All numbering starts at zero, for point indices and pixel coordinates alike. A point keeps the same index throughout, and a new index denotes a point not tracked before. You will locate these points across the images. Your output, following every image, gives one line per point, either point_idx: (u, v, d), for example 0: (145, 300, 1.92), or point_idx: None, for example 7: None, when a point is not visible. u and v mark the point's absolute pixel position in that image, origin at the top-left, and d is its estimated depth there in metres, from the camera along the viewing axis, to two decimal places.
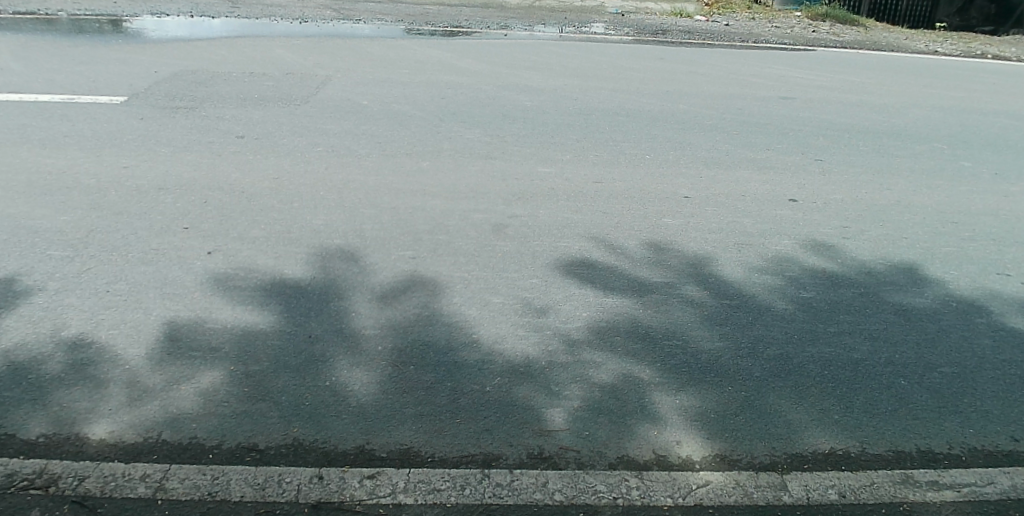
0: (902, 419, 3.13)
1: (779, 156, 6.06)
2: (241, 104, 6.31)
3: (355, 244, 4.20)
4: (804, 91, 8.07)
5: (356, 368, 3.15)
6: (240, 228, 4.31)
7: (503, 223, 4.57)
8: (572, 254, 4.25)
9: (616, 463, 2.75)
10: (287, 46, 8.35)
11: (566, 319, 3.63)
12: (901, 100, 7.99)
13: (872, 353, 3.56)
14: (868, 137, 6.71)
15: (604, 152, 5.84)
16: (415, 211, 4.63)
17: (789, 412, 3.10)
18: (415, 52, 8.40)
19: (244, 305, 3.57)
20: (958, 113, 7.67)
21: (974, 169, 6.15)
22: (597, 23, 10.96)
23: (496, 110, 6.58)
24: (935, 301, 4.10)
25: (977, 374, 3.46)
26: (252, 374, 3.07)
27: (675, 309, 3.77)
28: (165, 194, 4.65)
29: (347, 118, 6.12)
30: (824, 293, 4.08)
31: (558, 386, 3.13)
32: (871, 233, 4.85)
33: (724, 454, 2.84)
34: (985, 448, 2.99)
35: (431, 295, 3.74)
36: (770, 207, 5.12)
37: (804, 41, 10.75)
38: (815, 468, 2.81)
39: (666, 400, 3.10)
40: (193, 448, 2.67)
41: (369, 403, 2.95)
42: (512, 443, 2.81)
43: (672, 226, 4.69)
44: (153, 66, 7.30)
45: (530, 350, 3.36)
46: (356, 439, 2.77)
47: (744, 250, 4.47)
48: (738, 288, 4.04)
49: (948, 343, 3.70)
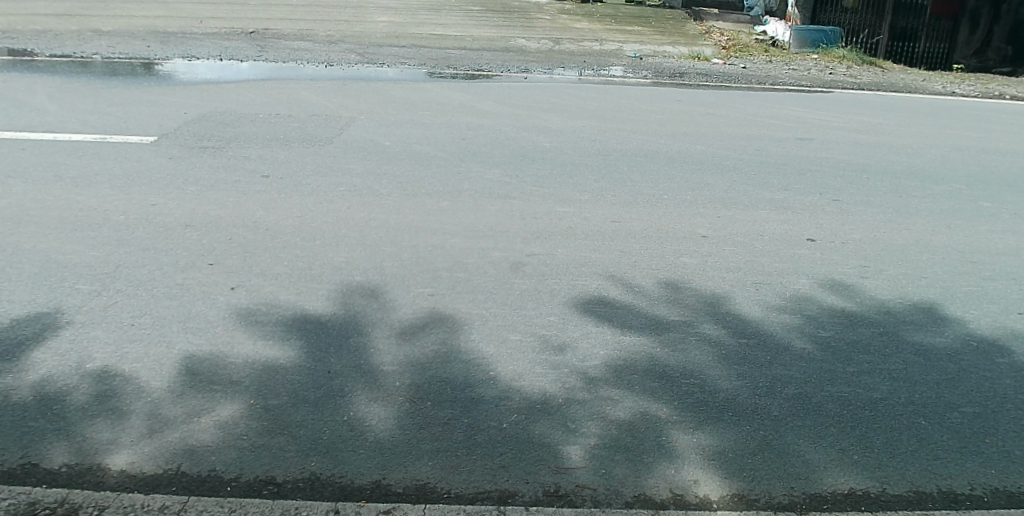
0: (923, 459, 3.10)
1: (796, 197, 6.07)
2: (267, 144, 6.47)
3: (374, 280, 4.26)
4: (821, 131, 8.11)
5: (374, 403, 3.19)
6: (263, 264, 4.40)
7: (522, 261, 4.62)
8: (589, 291, 4.29)
9: (633, 502, 2.74)
10: (313, 89, 8.56)
11: (583, 356, 3.64)
12: (920, 141, 8.00)
13: (892, 393, 3.55)
14: (885, 177, 6.72)
15: (621, 193, 5.88)
16: (434, 249, 4.70)
17: (808, 452, 3.08)
18: (436, 95, 8.58)
19: (264, 339, 3.63)
20: (976, 153, 7.67)
21: (993, 208, 6.14)
22: (615, 67, 11.13)
23: (515, 151, 6.68)
24: (955, 340, 4.08)
25: (999, 414, 3.43)
26: (272, 408, 3.12)
27: (693, 348, 3.77)
28: (191, 231, 4.77)
29: (369, 158, 6.25)
30: (843, 332, 4.07)
31: (575, 423, 3.14)
32: (889, 272, 4.86)
33: (741, 494, 2.82)
34: (1008, 489, 2.93)
35: (449, 332, 3.78)
36: (788, 246, 5.12)
37: (822, 83, 10.85)
38: (834, 508, 2.77)
39: (683, 438, 3.10)
40: (212, 480, 2.70)
41: (386, 438, 2.97)
42: (528, 479, 2.79)
43: (689, 265, 4.72)
44: (182, 107, 7.54)
45: (547, 387, 3.37)
46: (373, 474, 2.77)
47: (762, 289, 4.48)
48: (755, 326, 4.05)
49: (969, 383, 3.67)
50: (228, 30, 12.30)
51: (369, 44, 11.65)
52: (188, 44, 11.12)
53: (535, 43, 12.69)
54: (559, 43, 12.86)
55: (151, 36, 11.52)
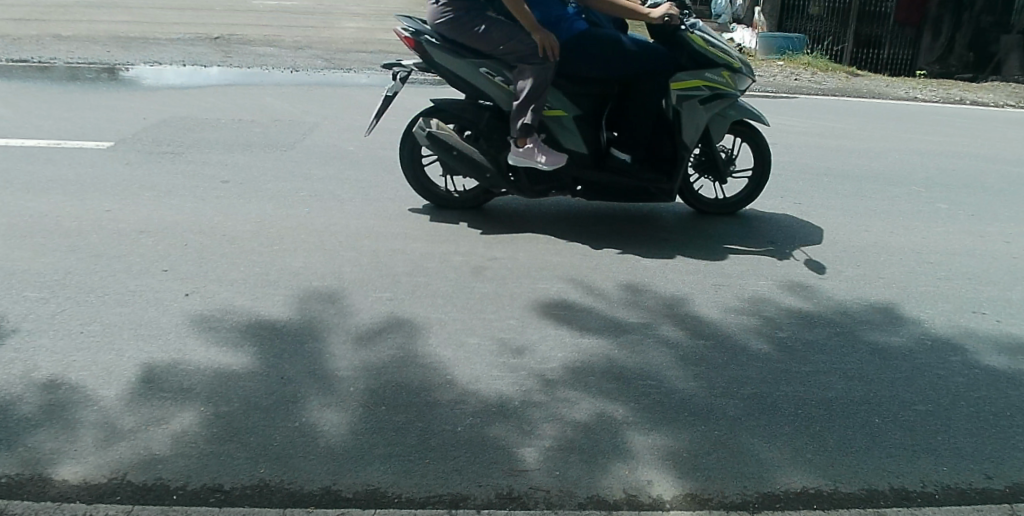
0: (876, 457, 3.13)
1: (757, 201, 6.14)
2: (228, 150, 6.40)
3: (333, 285, 4.23)
4: (784, 136, 8.23)
5: (327, 409, 3.15)
6: (219, 269, 4.34)
7: (482, 265, 4.61)
8: (549, 295, 4.29)
9: (586, 503, 2.72)
10: (277, 95, 8.49)
11: (540, 359, 3.64)
12: (881, 145, 8.14)
13: (846, 392, 3.59)
14: (846, 180, 6.83)
15: (585, 198, 5.90)
16: (395, 253, 4.68)
17: (762, 451, 3.11)
18: (403, 101, 8.56)
19: (218, 346, 3.58)
20: (936, 157, 7.83)
21: (950, 210, 6.26)
22: None
23: None
24: (911, 339, 4.15)
25: (951, 412, 3.49)
26: (223, 415, 3.07)
27: (650, 349, 3.79)
28: (146, 237, 4.70)
29: (332, 164, 6.21)
30: (799, 332, 4.12)
31: (530, 426, 3.13)
32: (847, 273, 4.93)
33: (695, 494, 2.82)
34: (959, 487, 2.97)
35: (407, 336, 3.75)
36: (748, 249, 5.17)
37: (787, 89, 11.01)
38: (786, 507, 2.79)
39: (638, 439, 3.11)
40: (158, 488, 2.63)
41: (338, 443, 2.94)
42: (481, 482, 2.77)
43: (649, 268, 4.74)
44: (142, 112, 7.44)
45: (503, 390, 3.36)
46: (323, 480, 2.73)
47: (721, 291, 4.52)
48: (713, 328, 4.07)
49: (923, 381, 3.73)
50: (194, 36, 12.16)
51: (337, 51, 11.60)
52: (152, 50, 10.99)
53: None
54: None
55: (113, 42, 11.36)
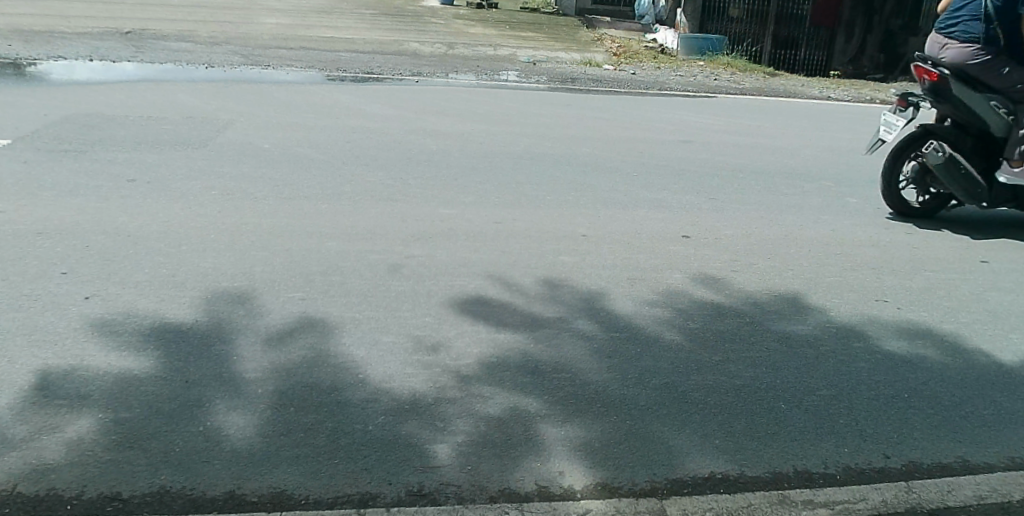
0: (780, 441, 3.26)
1: (674, 197, 6.30)
2: (136, 148, 6.16)
3: (243, 286, 4.12)
4: (701, 134, 8.47)
5: (234, 412, 3.07)
6: (122, 271, 4.17)
7: (399, 263, 4.58)
8: (467, 291, 4.30)
9: (497, 496, 2.73)
10: (191, 91, 8.23)
11: (455, 355, 3.64)
12: (793, 142, 8.47)
13: (754, 379, 3.72)
14: (759, 176, 7.08)
15: (506, 195, 5.93)
16: (309, 253, 4.60)
17: (672, 439, 3.19)
18: (323, 98, 8.41)
19: (119, 350, 3.44)
20: (843, 153, 8.20)
21: (856, 204, 6.57)
22: (509, 72, 11.25)
23: (401, 154, 6.64)
24: (815, 327, 4.33)
25: (851, 396, 3.66)
26: (123, 421, 2.95)
27: (565, 343, 3.84)
28: (43, 238, 4.47)
29: (247, 162, 6.05)
30: (711, 323, 4.25)
31: (443, 422, 3.13)
32: (758, 265, 5.11)
33: (605, 483, 2.87)
34: (857, 467, 3.12)
35: (319, 337, 3.69)
36: (663, 244, 5.30)
37: (707, 88, 11.34)
38: (694, 492, 2.87)
39: (551, 431, 3.15)
40: (50, 499, 2.51)
41: (244, 446, 2.87)
42: (391, 481, 2.74)
43: (567, 263, 4.80)
44: (43, 109, 7.07)
45: (416, 388, 3.34)
46: (228, 484, 2.66)
47: (636, 284, 4.61)
48: (628, 320, 4.16)
49: (826, 367, 3.90)
50: (102, 30, 11.65)
51: (256, 47, 11.31)
52: (56, 44, 10.45)
53: (429, 47, 12.67)
54: (454, 48, 12.89)
55: (13, 35, 10.77)
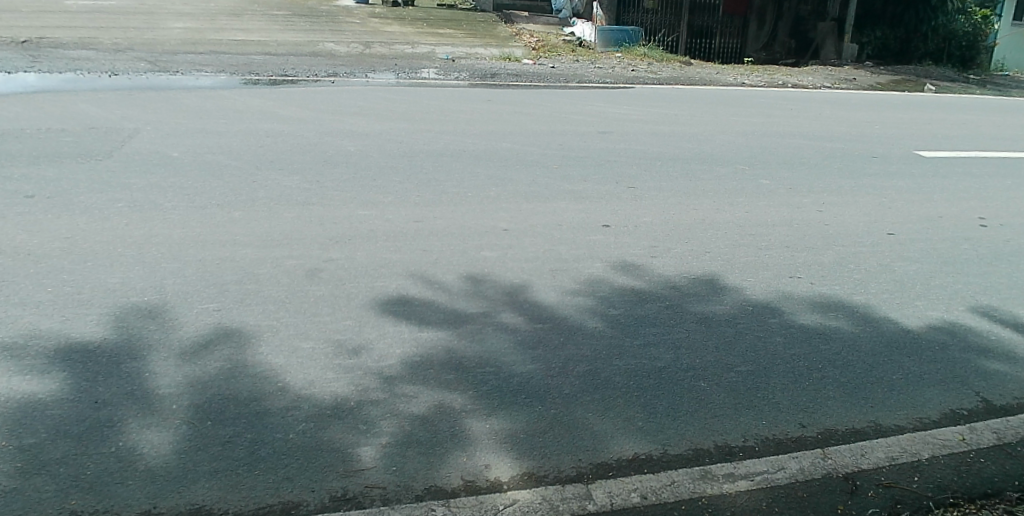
0: (701, 418, 3.37)
1: (594, 187, 6.40)
2: (33, 162, 5.87)
3: (154, 300, 3.98)
4: (619, 124, 8.63)
5: (148, 429, 2.97)
6: (22, 291, 3.97)
7: (318, 267, 4.51)
8: (388, 292, 4.27)
9: (424, 494, 2.73)
10: (92, 101, 7.88)
11: (378, 357, 3.62)
12: (708, 128, 8.72)
13: (675, 361, 3.83)
14: (676, 163, 7.26)
15: (426, 193, 5.91)
16: (224, 262, 4.48)
17: (597, 424, 3.25)
18: (235, 102, 8.19)
19: (20, 374, 3.27)
20: (756, 137, 8.50)
21: (769, 185, 6.82)
22: (427, 69, 11.20)
23: (317, 156, 6.53)
24: (732, 306, 4.48)
25: (768, 370, 3.81)
26: (27, 448, 2.81)
27: (489, 337, 3.87)
28: None
29: (155, 171, 5.84)
30: (632, 309, 4.34)
31: (366, 425, 3.11)
32: (676, 250, 5.25)
33: (531, 472, 2.91)
34: (775, 438, 3.25)
35: (236, 347, 3.60)
36: (584, 234, 5.39)
37: (625, 79, 11.55)
38: (619, 474, 2.93)
39: (477, 425, 3.16)
40: None
41: (160, 464, 2.78)
42: (314, 487, 2.71)
43: (489, 258, 4.83)
44: None
45: (338, 392, 3.31)
46: (143, 504, 2.57)
47: (558, 275, 4.67)
48: (550, 311, 4.21)
49: (744, 344, 4.05)
50: None
51: (163, 52, 10.92)
52: None
53: (345, 47, 12.48)
54: (371, 47, 12.74)
55: None
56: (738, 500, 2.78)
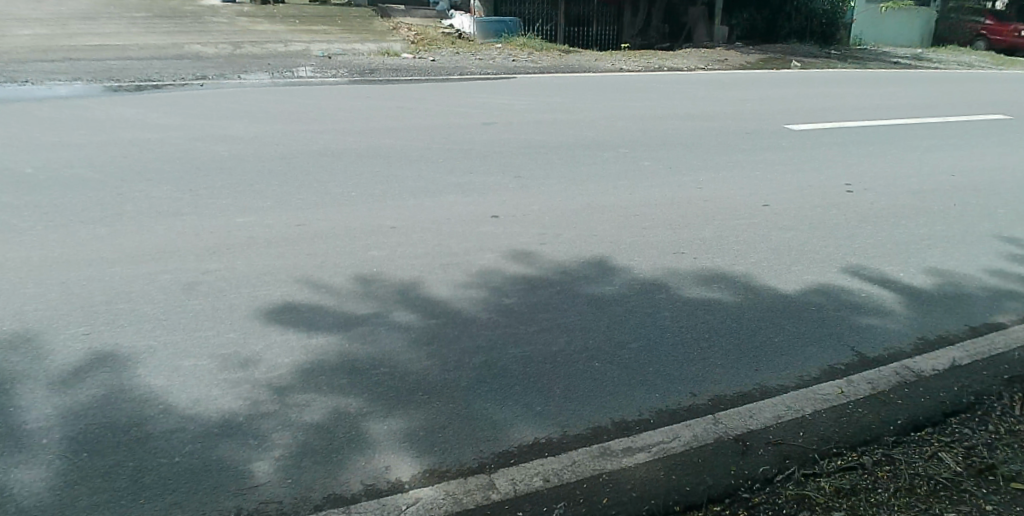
0: (598, 397, 3.46)
1: (481, 179, 6.42)
2: None
3: (12, 329, 3.67)
4: (503, 114, 8.69)
5: (14, 468, 2.74)
6: None
7: (197, 280, 4.30)
8: (274, 300, 4.12)
9: (323, 503, 2.66)
10: None
11: (267, 368, 3.49)
12: (589, 114, 8.93)
13: (570, 343, 3.91)
14: (560, 150, 7.40)
15: (309, 195, 5.74)
16: (91, 282, 4.18)
17: (496, 414, 3.27)
18: (94, 112, 7.66)
19: None
20: (635, 120, 8.78)
21: (650, 167, 7.06)
22: (303, 68, 10.87)
23: (189, 164, 6.21)
24: (621, 286, 4.62)
25: (658, 344, 3.96)
26: None
27: (382, 337, 3.81)
28: None
29: (5, 190, 5.38)
30: (525, 296, 4.40)
31: (258, 439, 2.99)
32: (564, 235, 5.35)
33: (433, 468, 2.89)
34: (668, 409, 3.38)
35: (110, 371, 3.38)
36: (473, 226, 5.40)
37: (507, 69, 11.64)
38: (520, 460, 2.96)
39: (375, 428, 3.11)
40: None
41: (30, 503, 2.57)
42: (206, 510, 2.59)
43: (378, 257, 4.75)
44: None
45: (226, 408, 3.17)
46: None
47: (450, 269, 4.66)
48: (443, 305, 4.20)
49: (635, 322, 4.18)
50: None
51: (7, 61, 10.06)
52: None
53: (214, 48, 11.92)
54: (241, 47, 12.22)
55: None
56: (636, 472, 2.87)
